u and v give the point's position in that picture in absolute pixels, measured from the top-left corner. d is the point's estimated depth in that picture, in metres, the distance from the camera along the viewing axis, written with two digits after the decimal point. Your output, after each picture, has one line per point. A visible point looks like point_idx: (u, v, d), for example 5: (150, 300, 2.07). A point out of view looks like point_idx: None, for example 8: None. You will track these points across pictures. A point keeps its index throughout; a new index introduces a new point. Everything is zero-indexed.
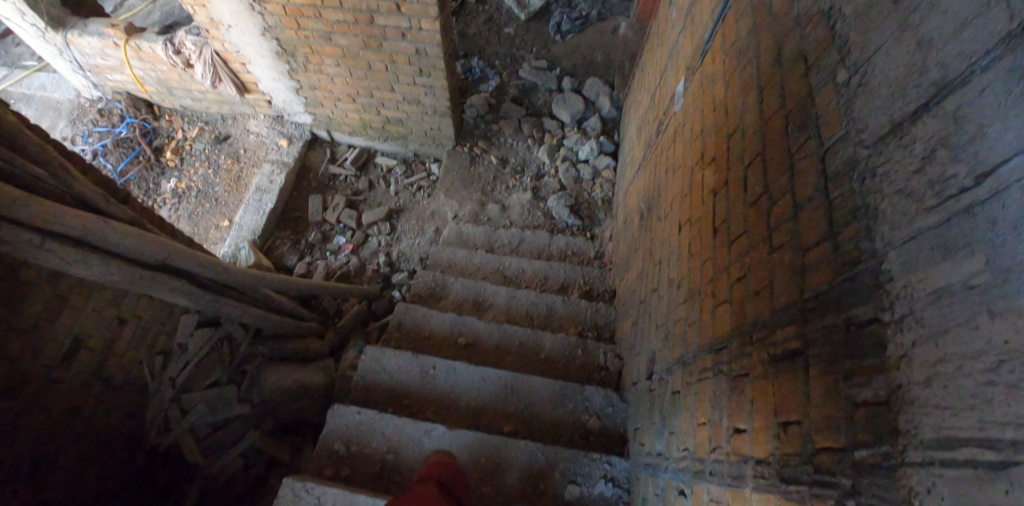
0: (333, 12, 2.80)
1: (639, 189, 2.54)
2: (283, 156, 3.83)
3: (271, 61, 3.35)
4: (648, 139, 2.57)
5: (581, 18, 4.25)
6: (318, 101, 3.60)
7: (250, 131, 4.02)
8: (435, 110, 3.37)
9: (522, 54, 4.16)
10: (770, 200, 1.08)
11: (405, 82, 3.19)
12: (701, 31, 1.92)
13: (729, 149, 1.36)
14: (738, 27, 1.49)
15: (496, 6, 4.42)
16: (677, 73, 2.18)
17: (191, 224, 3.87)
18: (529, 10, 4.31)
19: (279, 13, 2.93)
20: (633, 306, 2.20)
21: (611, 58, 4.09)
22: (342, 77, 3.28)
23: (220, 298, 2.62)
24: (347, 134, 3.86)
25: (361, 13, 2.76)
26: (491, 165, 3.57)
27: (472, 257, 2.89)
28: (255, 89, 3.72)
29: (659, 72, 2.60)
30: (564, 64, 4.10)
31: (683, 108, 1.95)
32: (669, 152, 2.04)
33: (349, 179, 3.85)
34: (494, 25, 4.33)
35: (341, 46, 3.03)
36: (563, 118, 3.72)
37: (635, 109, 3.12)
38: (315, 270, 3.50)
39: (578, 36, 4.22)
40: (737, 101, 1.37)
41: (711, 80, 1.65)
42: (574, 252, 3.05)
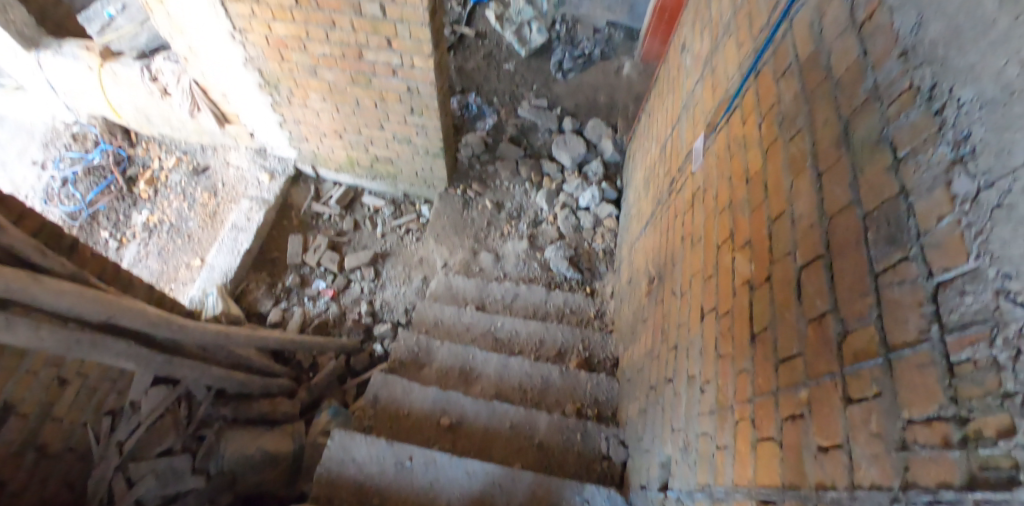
0: (319, 44, 2.59)
1: (648, 251, 2.29)
2: (263, 192, 3.58)
3: (253, 92, 3.11)
4: (658, 195, 2.35)
5: (584, 57, 4.08)
6: (303, 136, 3.37)
7: (230, 164, 3.76)
8: (427, 150, 3.13)
9: (523, 91, 3.98)
10: (838, 327, 0.82)
11: (396, 121, 2.95)
12: (725, 87, 1.70)
13: (772, 239, 1.12)
14: (779, 90, 1.27)
15: (495, 42, 4.26)
16: (695, 129, 1.96)
17: (160, 263, 3.61)
18: (530, 47, 4.14)
19: (261, 43, 2.72)
20: (642, 389, 1.92)
21: (614, 100, 3.91)
22: (329, 112, 3.06)
23: (173, 358, 2.32)
24: (333, 171, 3.62)
25: (349, 47, 2.54)
26: (485, 210, 3.34)
27: (461, 315, 2.62)
28: (236, 120, 3.49)
29: (670, 123, 2.40)
30: (565, 104, 3.92)
31: (703, 170, 1.72)
32: (685, 219, 1.80)
33: (334, 218, 3.60)
34: (493, 61, 4.16)
35: (328, 81, 2.81)
36: (563, 161, 3.51)
37: (642, 158, 2.91)
38: (291, 318, 3.25)
39: (580, 75, 4.05)
40: (781, 180, 1.13)
41: (742, 147, 1.42)
42: (572, 310, 2.79)
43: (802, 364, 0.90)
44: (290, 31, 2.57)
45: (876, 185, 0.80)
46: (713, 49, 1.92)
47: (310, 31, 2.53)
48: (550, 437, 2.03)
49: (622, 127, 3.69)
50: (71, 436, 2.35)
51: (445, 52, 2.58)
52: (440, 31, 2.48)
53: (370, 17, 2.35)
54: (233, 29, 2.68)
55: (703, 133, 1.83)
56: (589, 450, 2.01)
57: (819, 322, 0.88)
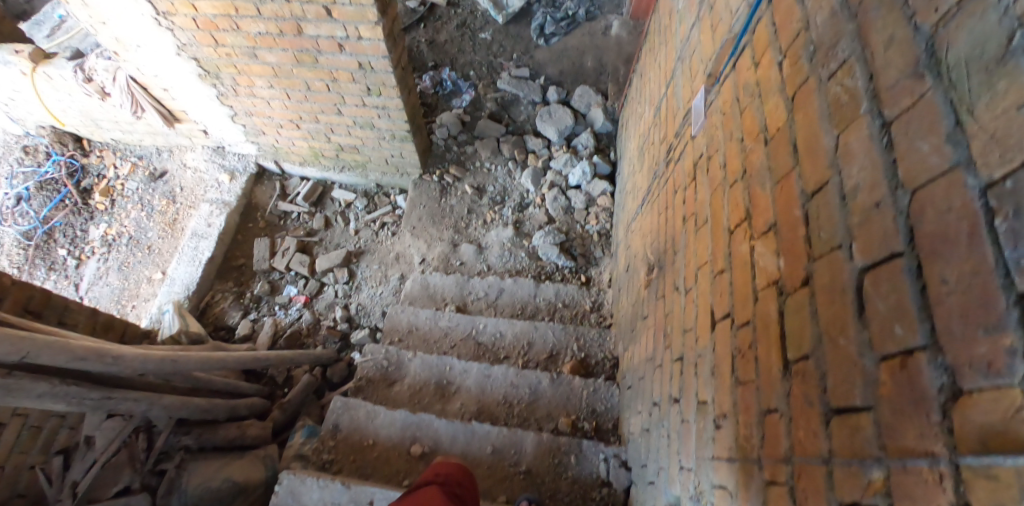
0: (251, 22, 2.22)
1: (645, 232, 1.96)
2: (224, 194, 3.27)
3: (193, 83, 2.76)
4: (653, 166, 2.00)
5: (567, 17, 3.65)
6: (258, 129, 3.03)
7: (187, 166, 3.44)
8: (394, 134, 2.78)
9: (501, 61, 3.58)
10: (942, 379, 0.51)
11: (353, 103, 2.59)
12: (728, 24, 1.35)
13: (808, 225, 0.79)
14: (805, 12, 0.91)
15: (469, 9, 3.83)
16: (692, 83, 1.60)
17: (120, 278, 3.34)
18: (507, 11, 3.72)
19: (190, 27, 2.36)
20: (644, 402, 1.61)
21: (603, 62, 3.51)
22: (279, 100, 2.70)
23: (114, 393, 2.02)
24: (297, 165, 3.29)
25: (285, 21, 2.16)
26: (465, 196, 3.00)
27: (438, 318, 2.31)
28: (184, 117, 3.16)
29: (663, 81, 2.03)
30: (549, 71, 3.53)
31: (704, 133, 1.37)
32: (685, 196, 1.47)
33: (303, 217, 3.29)
34: (467, 30, 3.75)
35: (271, 64, 2.45)
36: (549, 135, 3.14)
37: (635, 125, 2.55)
38: (261, 329, 2.99)
39: (564, 38, 3.62)
40: (817, 140, 0.80)
41: (754, 98, 1.08)
42: (565, 304, 2.47)
43: (872, 425, 0.60)
44: (216, 10, 2.20)
45: (1001, 134, 0.47)
46: None
47: (238, 7, 2.15)
48: (540, 462, 1.74)
49: (613, 93, 3.29)
50: (17, 482, 2.06)
51: (395, 16, 2.22)
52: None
53: None
54: (155, 13, 2.32)
55: (702, 85, 1.47)
56: (585, 475, 1.72)
57: (902, 363, 0.56)
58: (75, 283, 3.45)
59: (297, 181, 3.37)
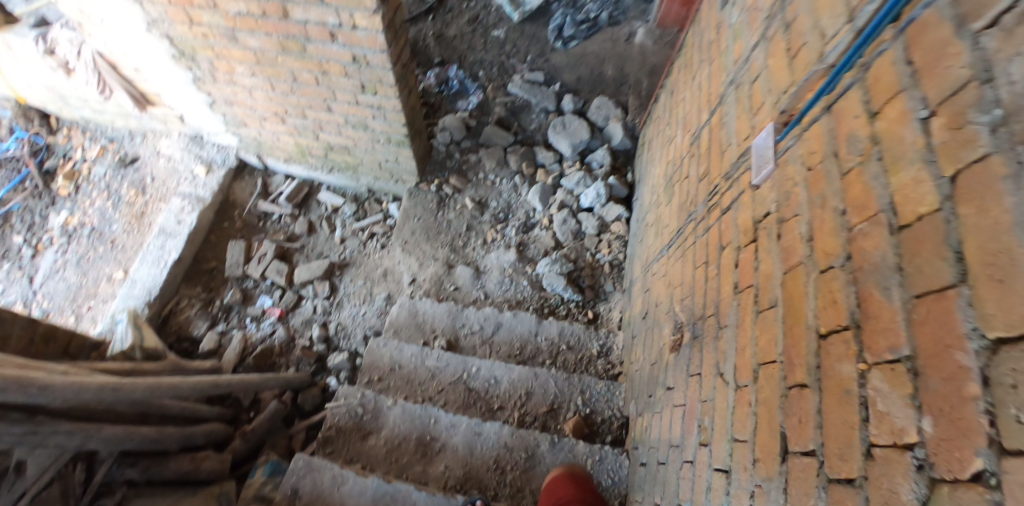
0: (230, 0, 1.90)
1: (672, 282, 1.68)
2: (198, 188, 2.97)
3: (167, 65, 2.45)
4: (686, 205, 1.73)
5: (588, 20, 3.35)
6: (239, 120, 2.72)
7: (161, 154, 3.14)
8: (389, 139, 2.45)
9: (514, 63, 3.27)
10: None
11: (345, 101, 2.26)
12: (816, 50, 1.06)
13: (993, 387, 0.53)
14: (981, 54, 0.63)
15: (483, 3, 3.50)
16: (751, 116, 1.31)
17: (79, 274, 3.04)
18: (524, 9, 3.39)
19: (161, 1, 2.05)
20: (665, 497, 1.34)
21: (625, 72, 3.21)
22: (262, 91, 2.39)
23: (40, 427, 1.63)
24: (282, 161, 2.98)
25: (269, 1, 1.84)
26: (464, 211, 2.68)
27: (425, 357, 2.02)
28: (158, 100, 2.84)
29: (706, 106, 1.75)
30: (565, 78, 3.22)
31: (774, 186, 1.10)
32: (738, 259, 1.19)
33: (284, 219, 2.99)
34: (479, 27, 3.42)
35: (253, 49, 2.13)
36: (561, 148, 2.82)
37: (662, 150, 2.26)
38: (229, 345, 2.69)
39: (584, 43, 3.32)
40: (1016, 259, 0.53)
41: (867, 159, 0.80)
42: (570, 346, 2.18)
43: None
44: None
45: None
46: None
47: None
48: None
49: (633, 108, 2.99)
50: None
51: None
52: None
53: None
54: None
55: (770, 122, 1.19)
56: None
57: None
58: (29, 275, 3.13)
59: (280, 180, 3.07)
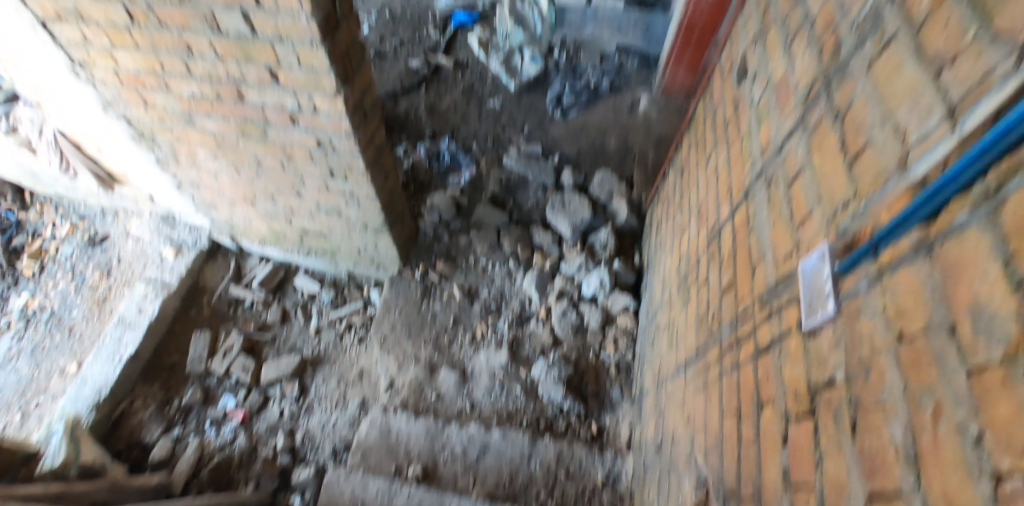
0: (181, 82, 1.69)
1: (693, 418, 1.36)
2: (165, 273, 2.73)
3: (129, 146, 2.26)
4: (705, 318, 1.43)
5: (588, 90, 3.17)
6: (208, 202, 2.50)
7: (130, 234, 2.96)
8: (366, 225, 2.20)
9: (510, 134, 3.04)
10: None
11: (315, 187, 2.03)
12: (891, 154, 0.78)
13: None
14: None
15: (479, 73, 3.33)
16: (792, 227, 1.03)
17: (30, 365, 2.75)
18: (521, 78, 3.22)
19: (113, 82, 1.86)
20: None
21: (628, 143, 2.98)
22: (227, 174, 2.17)
23: None
24: (257, 243, 2.75)
25: (222, 83, 1.61)
26: (451, 301, 2.39)
27: (393, 494, 1.67)
28: (127, 180, 2.66)
29: (724, 199, 1.48)
30: (565, 150, 2.98)
31: (838, 342, 0.81)
32: (788, 435, 0.89)
33: (256, 306, 2.72)
34: (474, 97, 3.21)
35: (212, 132, 1.91)
36: (560, 228, 2.53)
37: (673, 239, 1.98)
38: (182, 454, 2.35)
39: (584, 113, 3.12)
40: None
41: (1017, 360, 0.51)
42: (570, 472, 1.83)
43: None
44: (139, 63, 1.70)
45: None
46: (836, 71, 0.99)
47: (163, 62, 1.64)
48: None
49: (639, 183, 2.74)
50: None
51: (371, 74, 1.62)
52: (357, 41, 1.51)
53: (234, 35, 1.39)
54: (70, 63, 1.82)
55: (822, 242, 0.91)
56: None
57: None
58: None
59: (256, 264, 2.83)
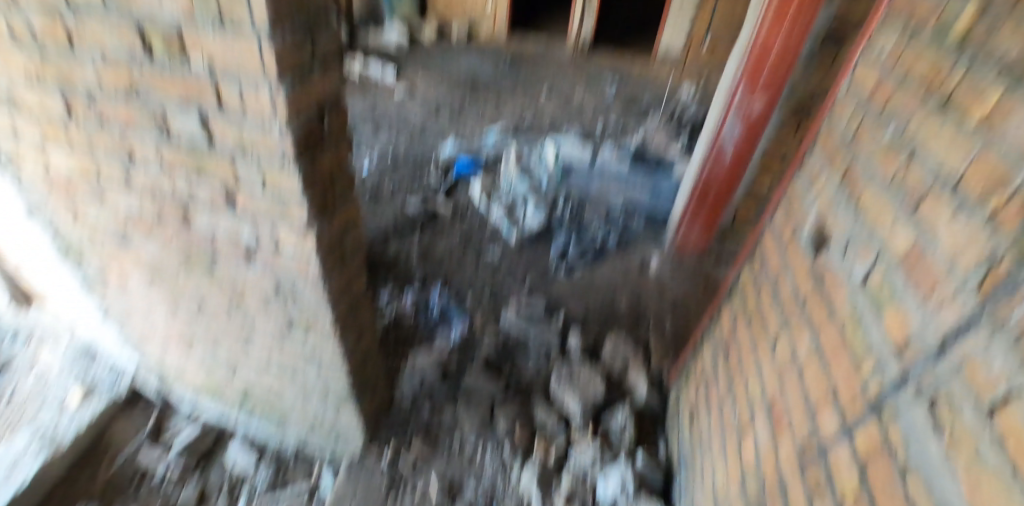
0: (119, 194, 1.34)
1: None
2: (59, 422, 2.12)
3: (54, 264, 1.85)
4: None
5: (594, 247, 2.95)
6: (137, 338, 2.01)
7: (36, 362, 2.33)
8: (325, 393, 1.73)
9: (509, 287, 2.72)
10: None
11: (268, 342, 1.60)
12: None
13: None
14: None
15: (478, 221, 3.13)
16: (1022, 487, 0.61)
17: None
18: (524, 231, 3.01)
19: (42, 184, 1.50)
20: None
21: (641, 306, 2.65)
22: (161, 309, 1.75)
23: None
24: (189, 387, 2.15)
25: (167, 200, 1.23)
26: (426, 499, 1.83)
27: None
28: (48, 300, 2.19)
29: (820, 406, 1.08)
30: (570, 308, 2.63)
31: None
32: None
33: (167, 481, 2.06)
34: (472, 245, 2.97)
35: (149, 259, 1.53)
36: (568, 404, 2.06)
37: (722, 438, 1.54)
38: None
39: (590, 271, 2.86)
40: None
41: None
42: None
43: None
44: (72, 163, 1.36)
45: None
46: None
47: (101, 168, 1.30)
48: None
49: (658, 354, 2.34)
50: None
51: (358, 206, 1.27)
52: (346, 166, 1.18)
53: (186, 143, 1.05)
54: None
55: None
56: None
57: None
58: None
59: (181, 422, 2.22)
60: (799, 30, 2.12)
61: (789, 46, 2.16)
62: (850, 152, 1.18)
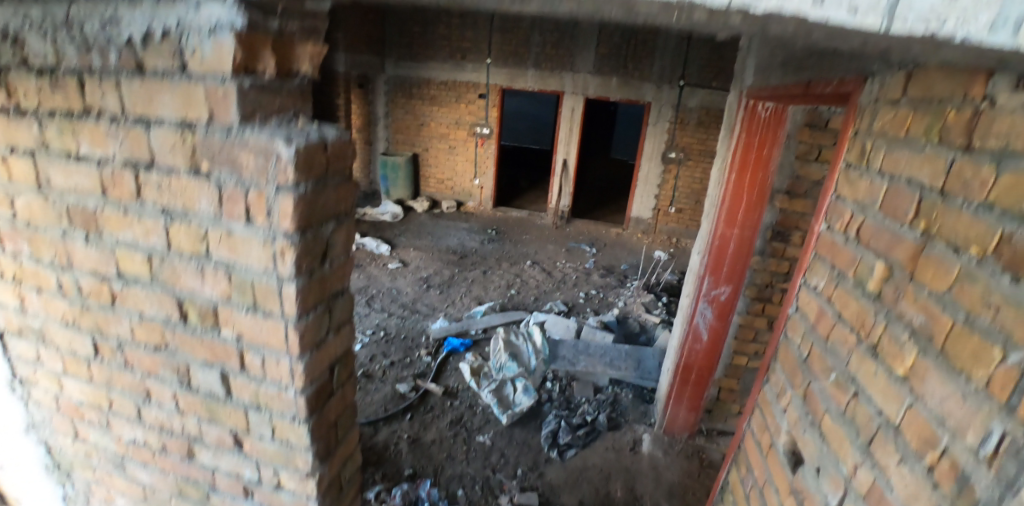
0: (125, 424, 1.34)
1: None
2: None
3: (35, 477, 1.75)
4: None
5: (585, 425, 2.95)
6: None
7: None
8: None
9: (501, 477, 2.65)
10: None
11: None
12: None
13: None
14: None
15: (469, 402, 3.14)
16: None
17: None
18: (514, 410, 3.01)
19: (49, 405, 1.47)
20: None
21: (637, 494, 2.57)
22: None
23: None
24: None
25: (172, 436, 1.27)
26: None
27: None
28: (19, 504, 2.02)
29: None
30: (565, 498, 2.54)
31: None
32: None
33: None
34: (463, 430, 2.94)
35: (142, 483, 1.47)
36: None
37: None
38: None
39: (583, 452, 2.81)
40: None
41: None
42: None
43: None
44: (85, 395, 1.36)
45: None
46: None
47: (113, 400, 1.31)
48: None
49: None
50: None
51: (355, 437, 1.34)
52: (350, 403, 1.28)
53: (204, 394, 1.15)
54: (11, 376, 1.47)
55: None
56: None
57: None
58: None
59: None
60: (749, 232, 2.39)
61: (743, 244, 2.41)
62: (807, 372, 1.30)
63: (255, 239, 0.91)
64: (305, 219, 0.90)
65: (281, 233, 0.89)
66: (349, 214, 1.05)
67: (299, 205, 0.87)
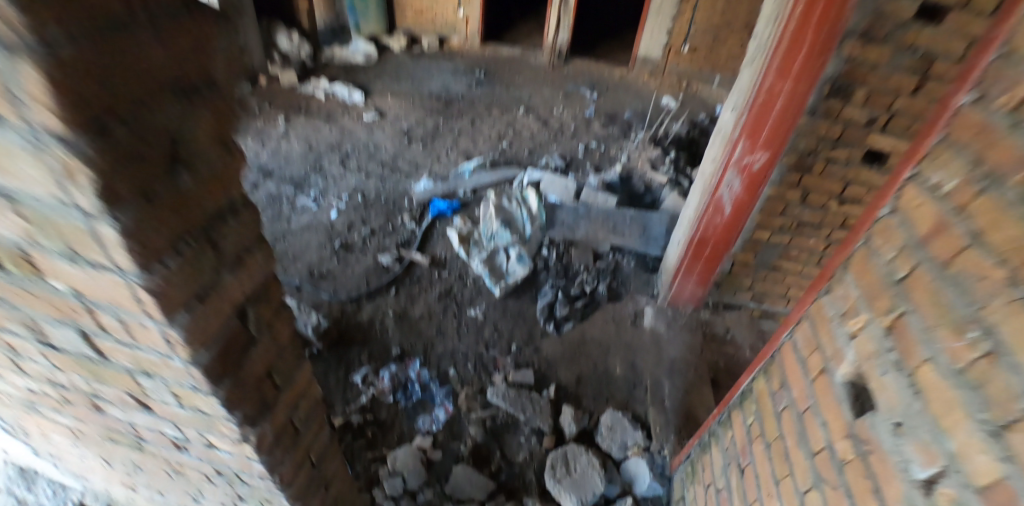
0: (9, 372, 1.03)
1: None
2: None
3: None
4: None
5: (583, 297, 2.61)
6: (74, 471, 1.64)
7: None
8: None
9: (495, 353, 2.41)
10: None
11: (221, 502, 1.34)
12: None
13: None
14: None
15: (458, 272, 2.78)
16: None
17: None
18: (507, 281, 2.66)
19: None
20: None
21: (638, 370, 2.33)
22: (92, 461, 1.43)
23: None
24: None
25: (66, 390, 0.96)
26: None
27: None
28: None
29: None
30: (563, 375, 2.33)
31: None
32: None
33: None
34: (452, 302, 2.62)
35: (65, 424, 1.20)
36: None
37: None
38: None
39: (581, 325, 2.53)
40: None
41: None
42: None
43: None
44: None
45: None
46: None
47: None
48: None
49: (678, 423, 2.08)
50: None
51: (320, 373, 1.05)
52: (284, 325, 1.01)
53: (74, 353, 0.81)
54: None
55: None
56: None
57: None
58: None
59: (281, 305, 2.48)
60: (805, 87, 1.85)
61: (793, 103, 1.90)
62: (899, 296, 0.97)
63: (16, 148, 0.53)
64: (89, 114, 0.51)
65: (48, 134, 0.50)
66: (212, 83, 0.65)
67: (59, 92, 0.47)
